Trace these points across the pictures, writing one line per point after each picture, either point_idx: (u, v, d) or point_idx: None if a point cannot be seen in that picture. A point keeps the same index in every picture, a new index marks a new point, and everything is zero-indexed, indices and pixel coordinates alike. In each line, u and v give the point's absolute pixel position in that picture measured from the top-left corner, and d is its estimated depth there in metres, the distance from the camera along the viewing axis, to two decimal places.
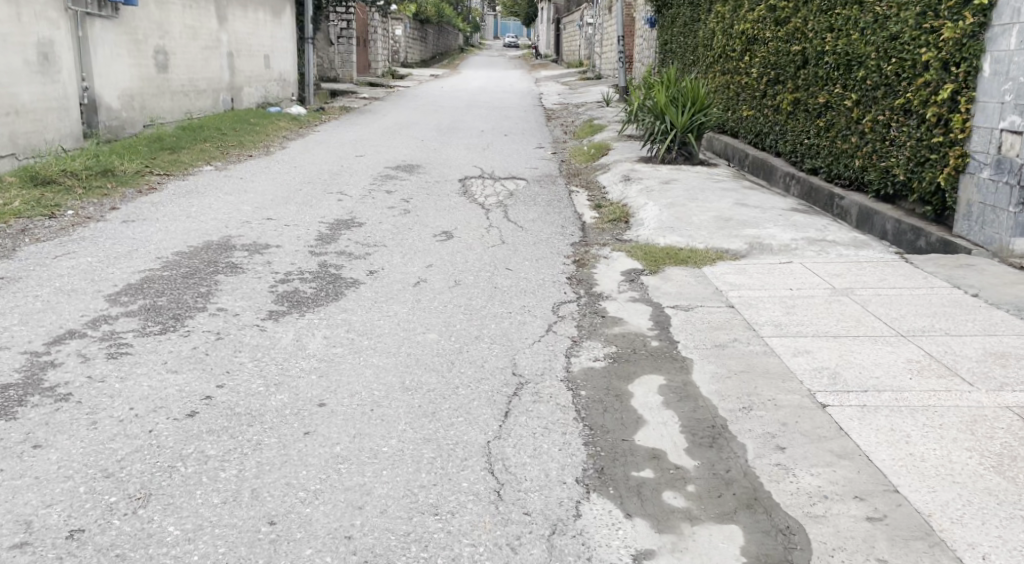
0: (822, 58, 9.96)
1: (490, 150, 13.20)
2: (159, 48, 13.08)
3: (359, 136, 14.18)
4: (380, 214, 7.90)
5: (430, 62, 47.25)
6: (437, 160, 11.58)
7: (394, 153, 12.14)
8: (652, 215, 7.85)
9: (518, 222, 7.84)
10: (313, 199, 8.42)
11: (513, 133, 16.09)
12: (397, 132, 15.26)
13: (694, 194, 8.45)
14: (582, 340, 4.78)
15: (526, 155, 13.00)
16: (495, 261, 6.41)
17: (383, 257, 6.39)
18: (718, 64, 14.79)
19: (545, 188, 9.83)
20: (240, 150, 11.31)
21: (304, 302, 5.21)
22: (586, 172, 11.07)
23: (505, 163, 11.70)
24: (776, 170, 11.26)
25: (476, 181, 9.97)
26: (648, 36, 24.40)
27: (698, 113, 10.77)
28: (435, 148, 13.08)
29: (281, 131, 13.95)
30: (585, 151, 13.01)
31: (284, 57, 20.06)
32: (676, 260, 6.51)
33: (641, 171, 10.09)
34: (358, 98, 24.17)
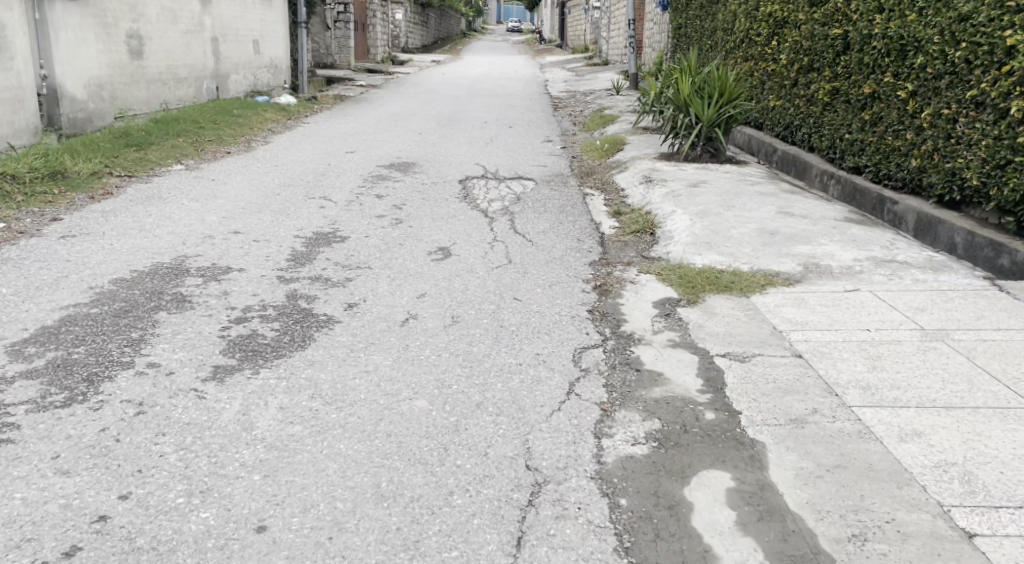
0: (867, 43, 8.91)
1: (493, 145, 12.09)
2: (131, 32, 11.96)
3: (351, 128, 13.07)
4: (367, 226, 6.82)
5: (430, 47, 45.96)
6: (435, 156, 10.51)
7: (387, 149, 11.04)
8: (682, 226, 6.76)
9: (528, 235, 6.76)
10: (290, 206, 7.33)
11: (518, 124, 14.99)
12: (393, 123, 14.17)
13: (729, 201, 7.36)
14: (614, 408, 3.68)
15: (534, 149, 11.88)
16: (501, 290, 5.35)
17: (368, 284, 5.32)
18: (740, 49, 13.71)
19: (557, 191, 8.73)
20: (216, 146, 10.21)
21: (260, 351, 4.13)
22: (600, 171, 9.99)
23: (510, 159, 10.58)
24: (811, 167, 10.20)
25: (479, 183, 8.87)
26: (661, 21, 23.28)
27: (726, 105, 9.69)
28: (434, 142, 11.98)
29: (267, 123, 12.85)
30: (598, 145, 11.92)
31: (274, 41, 18.90)
32: (719, 287, 5.44)
33: (665, 170, 8.99)
34: (354, 86, 23.01)
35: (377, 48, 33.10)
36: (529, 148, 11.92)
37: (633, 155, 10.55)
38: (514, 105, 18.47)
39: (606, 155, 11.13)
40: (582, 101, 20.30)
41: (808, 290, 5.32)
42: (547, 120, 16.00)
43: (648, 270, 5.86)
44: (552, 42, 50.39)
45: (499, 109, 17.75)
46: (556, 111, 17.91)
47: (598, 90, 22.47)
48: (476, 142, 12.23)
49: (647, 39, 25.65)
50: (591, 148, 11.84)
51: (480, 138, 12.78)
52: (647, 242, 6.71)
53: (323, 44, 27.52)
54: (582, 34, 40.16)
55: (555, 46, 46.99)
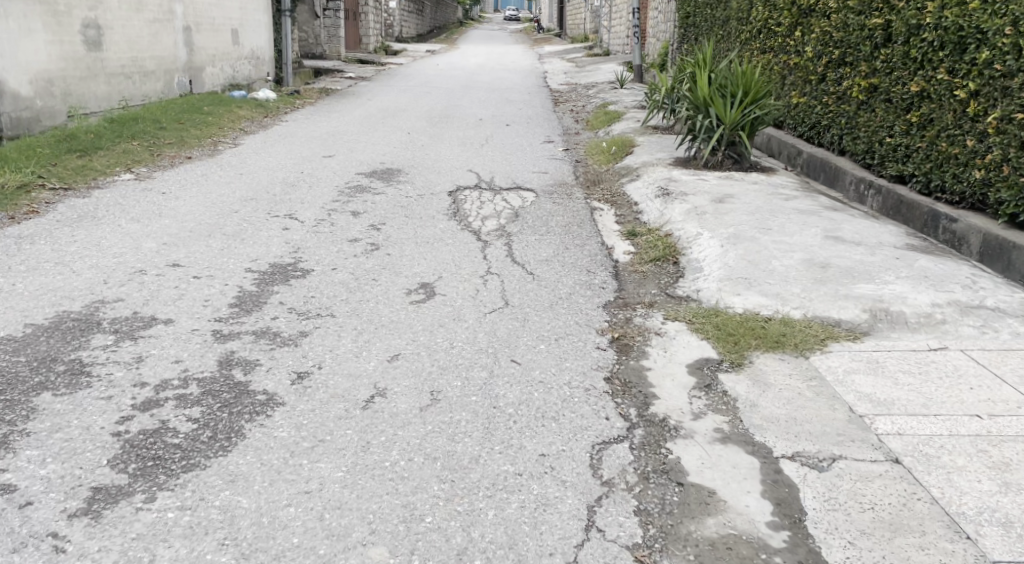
0: (914, 34, 7.89)
1: (488, 146, 11.00)
2: (89, 21, 10.88)
3: (334, 128, 11.99)
4: (335, 256, 5.72)
5: (425, 36, 44.74)
6: (423, 162, 9.43)
7: (371, 152, 9.98)
8: (714, 256, 5.67)
9: (530, 269, 5.66)
10: (248, 228, 6.24)
11: (515, 122, 13.91)
12: (381, 121, 13.08)
13: (764, 221, 6.29)
14: (653, 557, 2.81)
15: (533, 153, 10.79)
16: (496, 347, 4.26)
17: (326, 340, 4.21)
18: (757, 40, 12.67)
19: (562, 206, 7.64)
20: (177, 150, 9.17)
21: (164, 460, 3.10)
22: (606, 180, 8.95)
23: (507, 166, 9.47)
24: (845, 174, 9.16)
25: (470, 197, 7.80)
26: (667, 11, 22.18)
27: (751, 105, 8.61)
28: (424, 144, 10.89)
29: (239, 122, 11.81)
30: (604, 146, 10.85)
31: (255, 32, 17.95)
32: (767, 341, 4.35)
33: (684, 181, 7.91)
34: (342, 79, 21.88)
35: (370, 38, 32.01)
36: (528, 151, 10.79)
37: (645, 160, 9.46)
38: (513, 100, 17.39)
39: (614, 159, 10.08)
40: (584, 94, 19.20)
41: (880, 347, 4.23)
42: (547, 117, 14.92)
43: (672, 316, 4.75)
44: (551, 31, 49.14)
45: (495, 105, 16.67)
46: (556, 106, 16.85)
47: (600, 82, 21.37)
48: (468, 144, 11.16)
49: (651, 29, 24.53)
50: (596, 150, 10.76)
51: (475, 138, 11.70)
52: (672, 275, 5.63)
53: (312, 33, 26.45)
54: (582, 23, 39.00)
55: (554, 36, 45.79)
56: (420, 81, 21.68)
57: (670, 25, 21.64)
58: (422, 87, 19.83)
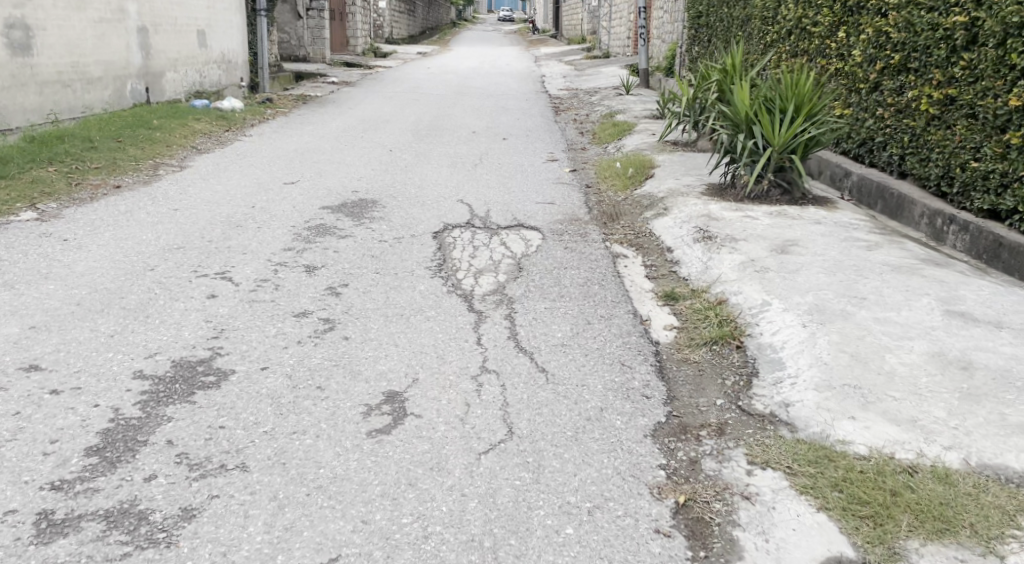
0: (1009, 36, 6.47)
1: (482, 167, 9.46)
2: (16, 21, 9.53)
3: (305, 144, 10.44)
4: (266, 344, 4.14)
5: (417, 37, 43.05)
6: (404, 190, 7.89)
7: (343, 175, 8.49)
8: (795, 340, 4.11)
9: (539, 362, 4.10)
10: (158, 297, 4.68)
11: (514, 135, 12.33)
12: (359, 135, 11.51)
13: (852, 284, 4.72)
14: None
15: (536, 175, 9.23)
16: (494, 532, 2.88)
17: (222, 528, 2.85)
18: (791, 41, 11.24)
19: (576, 253, 6.09)
20: (104, 176, 7.62)
21: None
22: (626, 215, 7.41)
23: (503, 195, 7.92)
24: (913, 204, 7.64)
25: (458, 241, 6.25)
26: (676, 9, 20.63)
27: (803, 123, 7.04)
28: (406, 164, 9.37)
29: (192, 137, 10.28)
30: (619, 165, 9.31)
31: (226, 36, 16.62)
32: (925, 509, 2.91)
33: (725, 219, 6.36)
34: (325, 85, 20.27)
35: (358, 39, 30.47)
36: (528, 174, 9.21)
37: (669, 189, 7.90)
38: (510, 109, 15.85)
39: (631, 184, 8.53)
40: (588, 101, 17.62)
41: None
42: (549, 129, 13.36)
43: (760, 453, 3.24)
44: (547, 32, 47.42)
45: (489, 113, 15.12)
46: (558, 116, 15.30)
47: (603, 88, 19.79)
48: (459, 163, 9.62)
49: (656, 29, 22.97)
50: (610, 170, 9.20)
51: (466, 156, 10.17)
52: (738, 368, 4.08)
53: (294, 35, 24.95)
54: (580, 24, 37.48)
55: (551, 36, 44.05)
56: (408, 86, 20.11)
57: (680, 25, 20.11)
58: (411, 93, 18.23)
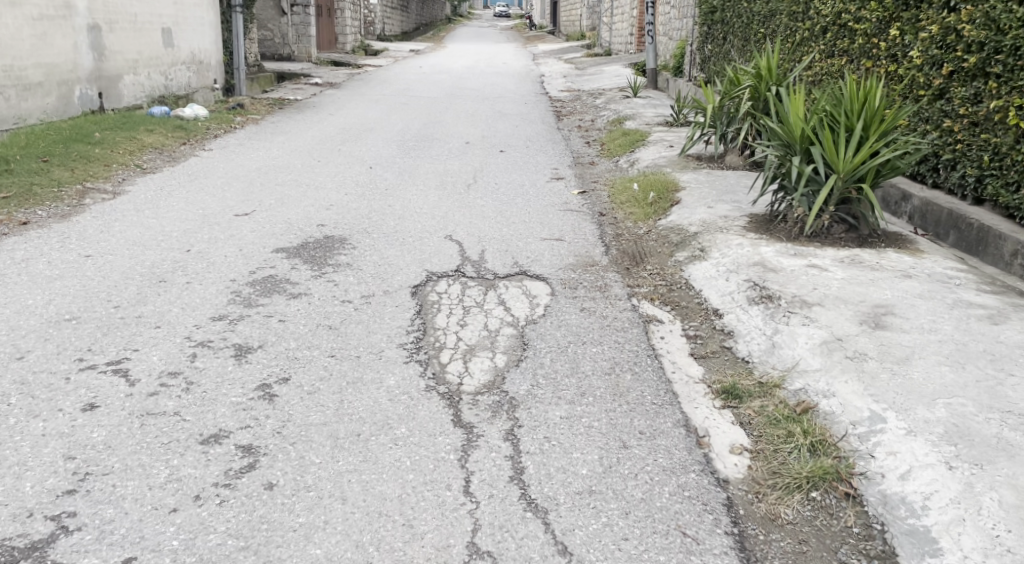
0: None
1: (475, 191, 8.11)
2: None
3: (272, 162, 9.13)
4: (143, 507, 2.96)
5: (411, 34, 41.59)
6: (381, 226, 6.54)
7: (308, 205, 7.15)
8: (945, 494, 3.00)
9: (556, 532, 2.94)
10: (10, 419, 3.30)
11: (512, 149, 10.97)
12: (337, 149, 10.19)
13: (994, 390, 3.43)
14: None
15: (538, 199, 7.93)
16: None
17: None
18: (827, 41, 9.95)
19: (597, 320, 4.70)
20: (12, 209, 6.29)
21: None
22: (652, 257, 6.04)
23: (500, 233, 6.58)
24: (1003, 240, 6.36)
25: (442, 302, 4.92)
26: (685, 4, 19.31)
27: (874, 144, 5.66)
28: (387, 189, 8.03)
29: (140, 152, 8.90)
30: (638, 189, 7.96)
31: (197, 34, 15.45)
32: None
33: (787, 272, 4.99)
34: (308, 86, 18.94)
35: (348, 37, 29.13)
36: (529, 201, 7.83)
37: (702, 223, 6.53)
38: (508, 114, 14.56)
39: (654, 216, 7.19)
40: (593, 105, 16.27)
41: None
42: (552, 140, 11.99)
43: None
44: (544, 28, 46.01)
45: (485, 120, 13.74)
46: (561, 123, 13.98)
47: (607, 89, 18.48)
48: (447, 187, 8.28)
49: (663, 26, 21.63)
50: (627, 195, 7.84)
51: (457, 177, 8.81)
52: (861, 544, 2.97)
53: (279, 32, 23.56)
54: (579, 20, 36.15)
55: (549, 33, 42.65)
56: (397, 89, 18.78)
57: (690, 21, 18.80)
58: (400, 97, 16.90)
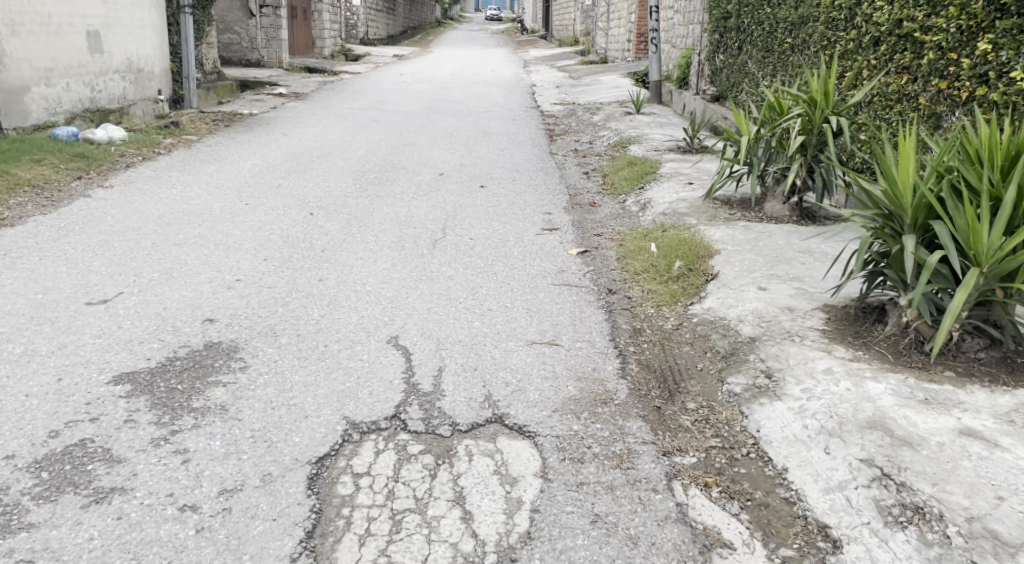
0: None
1: (439, 256, 6.16)
2: None
3: (184, 206, 7.18)
4: None
5: (395, 38, 39.44)
6: (297, 323, 4.58)
7: (202, 281, 5.19)
8: None
9: None
10: None
11: (494, 185, 9.02)
12: (275, 186, 8.23)
13: None
14: None
15: (524, 265, 6.02)
16: None
17: None
18: (883, 56, 8.14)
19: (622, 550, 2.96)
20: None
21: None
22: (692, 383, 4.04)
23: (467, 332, 4.60)
24: None
25: (357, 503, 3.08)
26: (691, 9, 17.43)
27: None
28: (322, 250, 6.05)
29: (10, 194, 6.93)
30: (656, 256, 5.99)
31: (134, 37, 13.50)
32: None
33: (934, 450, 3.17)
34: (269, 97, 16.92)
35: (325, 40, 27.11)
36: (512, 271, 5.86)
37: (758, 321, 4.56)
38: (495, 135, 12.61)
39: (682, 299, 5.21)
40: (591, 123, 14.33)
41: None
42: (544, 170, 10.04)
43: None
44: (538, 33, 44.17)
45: (465, 142, 11.79)
46: (553, 146, 12.06)
47: (606, 103, 16.56)
48: (404, 248, 6.32)
49: (666, 32, 19.71)
50: (644, 265, 5.87)
51: (419, 230, 6.85)
52: None
53: (245, 35, 21.49)
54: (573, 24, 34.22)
55: (541, 38, 40.66)
56: (370, 100, 16.78)
57: (696, 27, 16.92)
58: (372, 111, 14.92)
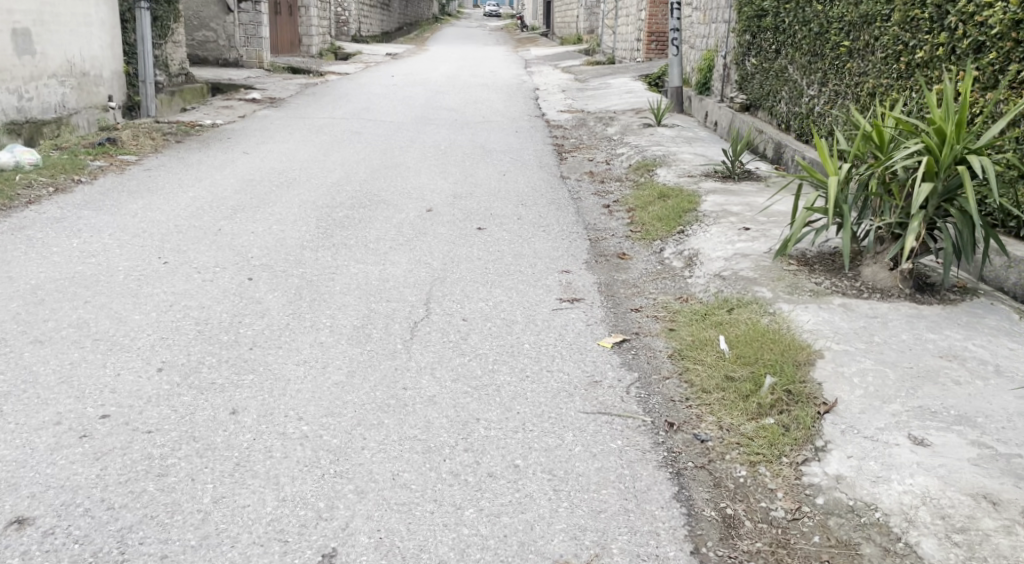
0: None
1: (419, 354, 4.36)
2: None
3: (77, 267, 5.37)
4: None
5: (389, 34, 37.48)
6: (168, 525, 2.92)
7: (45, 421, 3.41)
8: None
9: None
10: None
11: (495, 226, 7.23)
12: (213, 232, 6.42)
13: None
14: None
15: (537, 372, 4.23)
16: None
17: None
18: (994, 65, 6.23)
19: None
20: None
21: None
22: None
23: (452, 539, 2.93)
24: None
25: None
26: (713, 7, 15.60)
27: None
28: (248, 350, 4.24)
29: None
30: (728, 360, 4.17)
31: (75, 35, 11.63)
32: None
33: None
34: (241, 105, 15.08)
35: (313, 38, 25.19)
36: (521, 387, 4.04)
37: (944, 522, 2.93)
38: (495, 152, 10.81)
39: (784, 458, 3.34)
40: (604, 137, 12.51)
41: None
42: (555, 203, 8.25)
43: None
44: (538, 30, 42.40)
45: (460, 162, 9.98)
46: (564, 168, 10.27)
47: (619, 112, 14.75)
48: (370, 340, 4.53)
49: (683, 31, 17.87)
50: (713, 376, 4.05)
51: (393, 307, 5.06)
52: None
53: (223, 32, 19.65)
54: (575, 21, 32.43)
55: (542, 36, 38.85)
56: (355, 107, 14.92)
57: (720, 27, 15.10)
58: (355, 121, 13.09)
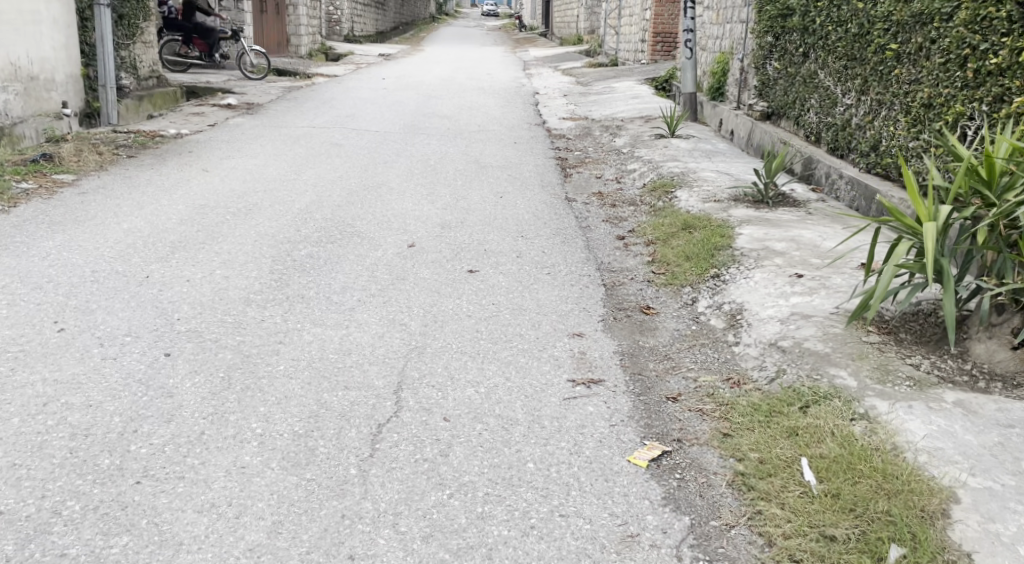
0: None
1: (381, 489, 3.12)
2: None
3: None
4: None
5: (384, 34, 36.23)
6: None
7: None
8: None
9: None
10: None
11: (488, 267, 5.96)
12: (140, 281, 5.15)
13: None
14: None
15: (547, 524, 3.00)
16: None
17: None
18: None
19: None
20: None
21: None
22: None
23: None
24: None
25: None
26: (728, 5, 14.33)
27: None
28: (132, 487, 3.04)
29: None
30: (820, 502, 3.02)
31: (21, 34, 10.32)
32: None
33: None
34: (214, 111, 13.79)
35: (302, 38, 23.88)
36: (521, 552, 2.88)
37: None
38: (492, 168, 9.53)
39: None
40: (613, 149, 11.24)
41: None
42: (561, 234, 6.99)
43: None
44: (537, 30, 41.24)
45: (451, 181, 8.72)
46: (568, 187, 8.98)
47: (627, 119, 13.51)
48: (309, 463, 3.24)
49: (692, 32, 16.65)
50: (801, 533, 2.93)
51: (352, 400, 3.78)
52: None
53: None
54: (575, 22, 31.27)
55: (540, 36, 37.67)
56: (339, 114, 13.62)
57: (736, 28, 13.85)
58: (337, 130, 11.81)
